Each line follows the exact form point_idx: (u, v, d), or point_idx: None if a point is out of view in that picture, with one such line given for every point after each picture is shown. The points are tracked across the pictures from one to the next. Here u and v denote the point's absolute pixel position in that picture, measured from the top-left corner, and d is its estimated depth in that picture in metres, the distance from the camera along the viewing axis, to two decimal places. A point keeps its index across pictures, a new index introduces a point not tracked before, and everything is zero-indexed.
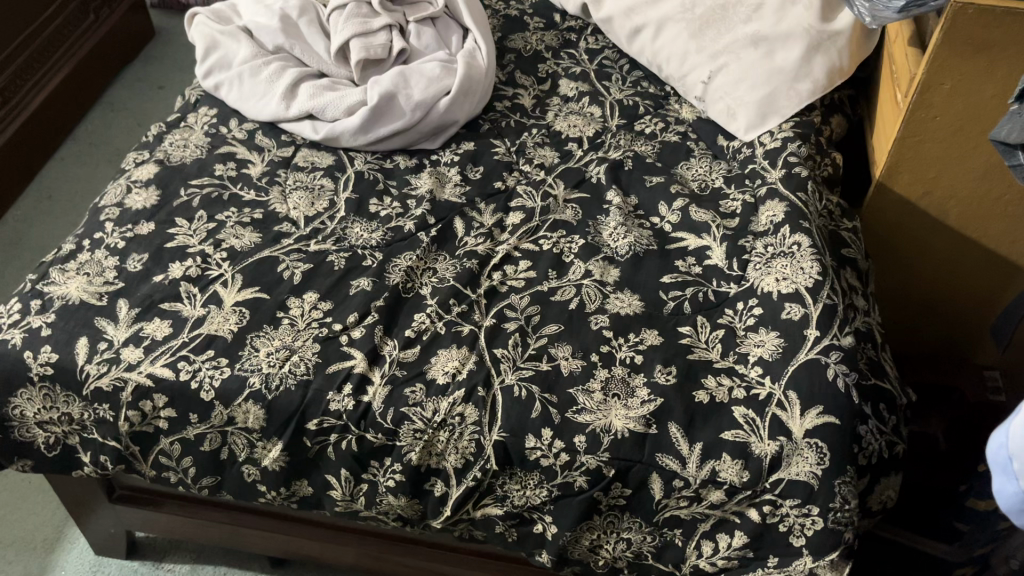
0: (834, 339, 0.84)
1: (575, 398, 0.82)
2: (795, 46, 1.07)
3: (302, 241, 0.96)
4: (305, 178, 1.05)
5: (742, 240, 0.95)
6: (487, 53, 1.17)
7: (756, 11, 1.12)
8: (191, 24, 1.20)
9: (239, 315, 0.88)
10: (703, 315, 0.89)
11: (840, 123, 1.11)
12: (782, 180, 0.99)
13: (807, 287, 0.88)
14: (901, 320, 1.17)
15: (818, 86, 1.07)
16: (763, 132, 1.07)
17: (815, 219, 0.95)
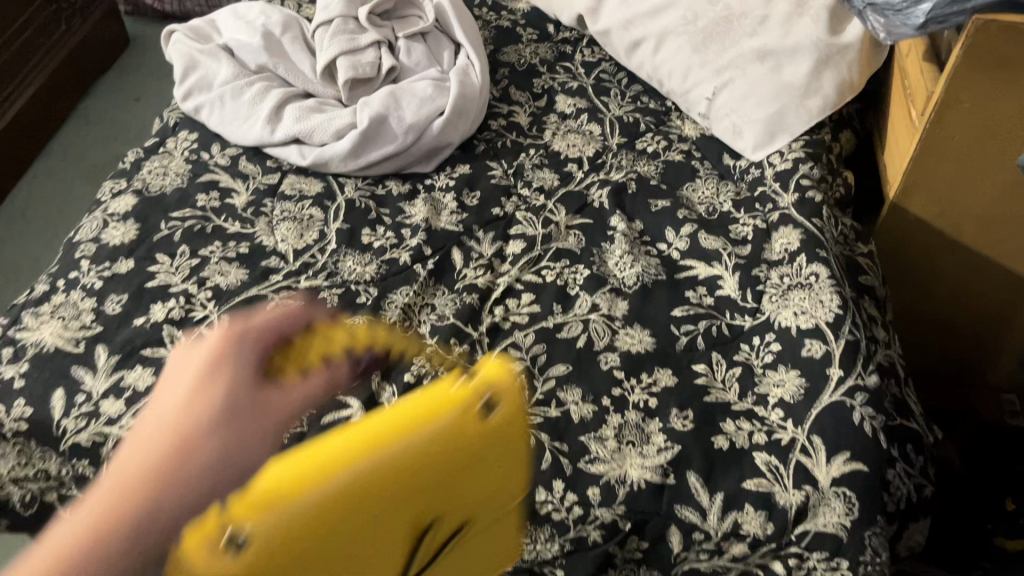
0: (859, 379, 0.79)
1: (587, 446, 0.77)
2: (804, 61, 1.02)
3: (291, 277, 0.91)
4: (293, 208, 0.99)
5: (756, 269, 0.90)
6: (481, 69, 1.12)
7: (762, 23, 1.07)
8: (168, 42, 1.14)
9: None
10: (718, 351, 0.84)
11: (849, 139, 1.07)
12: (796, 205, 0.94)
13: (827, 322, 0.83)
14: (915, 343, 1.12)
15: (828, 103, 1.02)
16: (771, 151, 1.02)
17: (832, 246, 0.90)
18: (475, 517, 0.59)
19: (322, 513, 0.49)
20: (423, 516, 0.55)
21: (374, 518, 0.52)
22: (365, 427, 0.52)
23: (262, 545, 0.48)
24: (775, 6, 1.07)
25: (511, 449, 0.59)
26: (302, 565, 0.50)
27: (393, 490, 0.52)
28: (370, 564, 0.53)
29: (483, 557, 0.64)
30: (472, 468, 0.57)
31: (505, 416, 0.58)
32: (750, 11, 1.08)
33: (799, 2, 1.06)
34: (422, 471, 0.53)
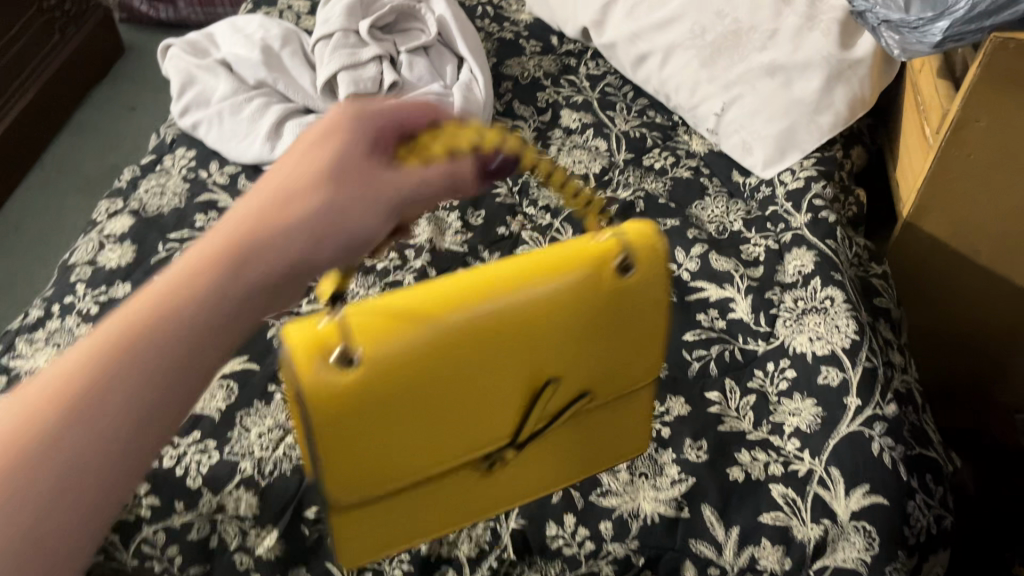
0: (877, 408, 0.77)
1: (599, 479, 0.75)
2: (814, 76, 1.00)
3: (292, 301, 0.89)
4: None
5: (769, 292, 0.88)
6: (485, 84, 1.10)
7: (772, 37, 1.04)
8: (165, 57, 1.12)
9: (226, 390, 0.81)
10: (731, 377, 0.82)
11: (860, 155, 1.05)
12: (808, 225, 0.92)
13: (844, 348, 0.81)
14: (926, 363, 1.10)
15: (840, 119, 1.00)
16: (782, 169, 1.00)
17: (846, 268, 0.88)
18: (600, 389, 0.59)
19: (449, 336, 0.51)
20: (546, 369, 0.55)
21: (490, 360, 0.52)
22: (510, 265, 0.54)
23: (383, 357, 0.49)
24: (784, 20, 1.05)
25: (646, 315, 0.58)
26: (421, 396, 0.51)
27: (514, 335, 0.53)
28: (491, 404, 0.54)
29: (603, 447, 0.63)
30: (602, 332, 0.56)
31: (648, 270, 0.57)
32: (759, 25, 1.05)
33: (809, 16, 1.03)
34: (558, 315, 0.54)
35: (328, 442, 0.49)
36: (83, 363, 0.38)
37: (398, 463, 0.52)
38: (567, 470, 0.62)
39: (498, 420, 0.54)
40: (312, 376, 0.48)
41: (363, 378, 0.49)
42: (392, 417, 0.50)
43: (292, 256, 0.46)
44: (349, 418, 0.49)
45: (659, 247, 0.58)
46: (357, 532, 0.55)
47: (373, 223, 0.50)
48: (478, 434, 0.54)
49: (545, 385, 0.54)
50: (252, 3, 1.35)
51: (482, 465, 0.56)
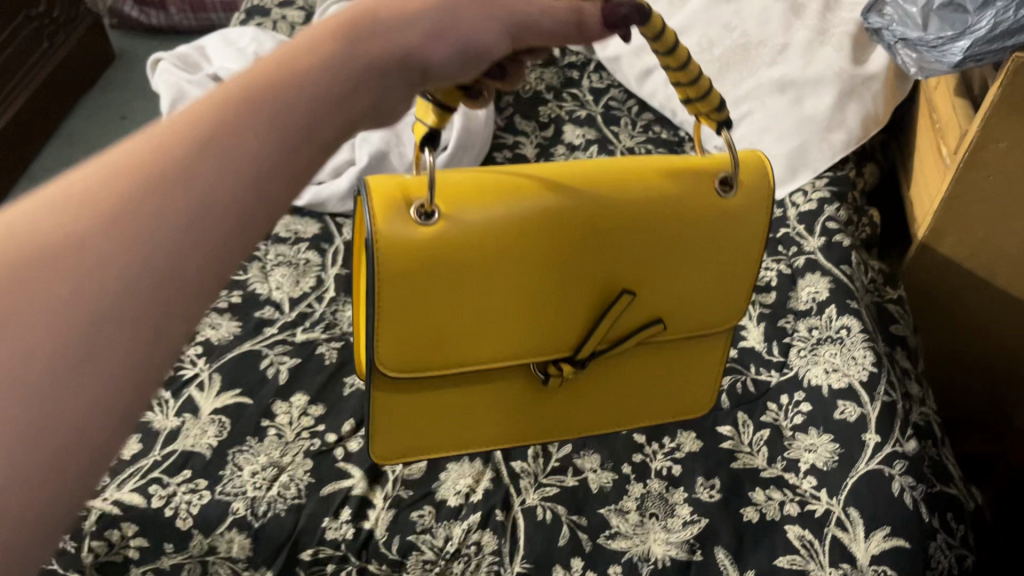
0: (897, 446, 0.73)
1: (608, 520, 0.71)
2: (826, 93, 0.98)
3: (288, 329, 0.86)
4: (288, 252, 0.93)
5: (782, 319, 0.85)
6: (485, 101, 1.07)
7: (781, 52, 1.02)
8: (155, 71, 1.09)
9: (218, 425, 0.77)
10: (744, 410, 0.79)
11: (873, 173, 1.02)
12: (822, 250, 0.88)
13: (861, 381, 0.77)
14: (937, 385, 1.07)
15: (853, 137, 0.96)
16: (793, 189, 0.96)
17: (862, 296, 0.85)
18: (669, 316, 0.67)
19: (533, 224, 0.59)
20: (618, 280, 0.63)
21: (565, 257, 0.60)
22: (599, 168, 0.62)
23: (464, 225, 0.57)
24: (795, 33, 1.02)
25: (726, 251, 0.66)
26: (492, 277, 0.59)
27: (592, 236, 0.61)
28: (560, 303, 0.62)
29: (664, 373, 0.72)
30: (677, 255, 0.64)
31: (741, 204, 0.65)
32: (769, 39, 1.03)
33: (820, 30, 1.01)
34: (636, 227, 0.62)
35: (398, 298, 0.57)
36: (176, 129, 0.32)
37: (463, 341, 0.60)
38: (624, 393, 0.71)
39: (564, 323, 0.63)
40: (392, 227, 0.55)
41: (439, 240, 0.56)
42: (460, 289, 0.58)
43: (401, 51, 0.39)
44: (421, 279, 0.57)
45: (763, 182, 0.66)
46: (409, 410, 0.65)
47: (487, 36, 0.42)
48: (543, 330, 0.62)
49: (619, 296, 0.62)
50: (244, 12, 1.31)
51: (541, 369, 0.65)
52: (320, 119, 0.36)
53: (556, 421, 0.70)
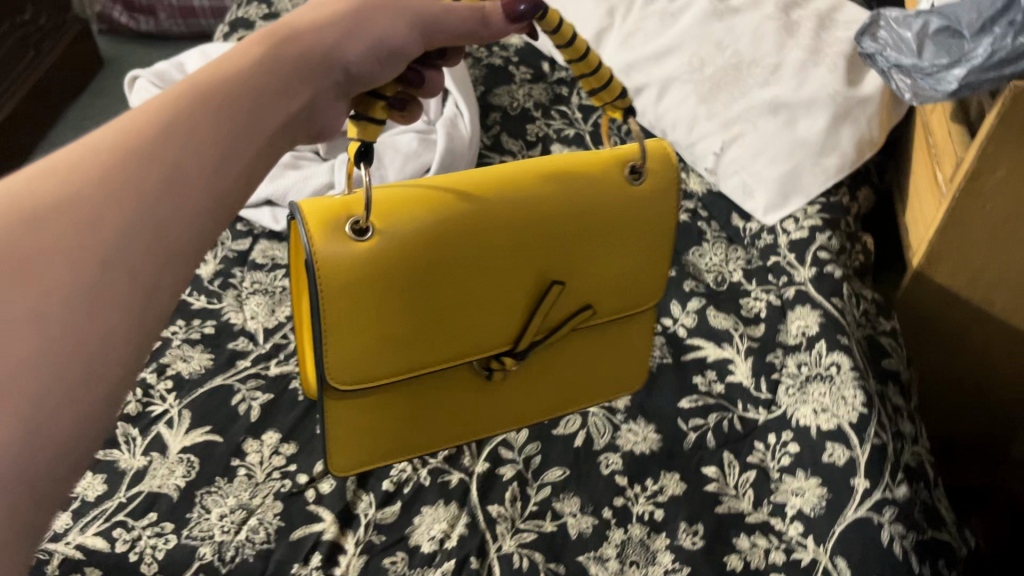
0: (887, 491, 0.70)
1: (587, 568, 0.68)
2: (819, 115, 0.95)
3: (261, 362, 0.83)
4: (264, 279, 0.91)
5: (770, 354, 0.82)
6: (470, 120, 1.04)
7: (774, 72, 0.99)
8: (131, 89, 1.06)
9: (186, 464, 0.75)
10: (730, 450, 0.77)
11: (867, 197, 0.99)
12: (813, 281, 0.85)
13: (851, 423, 0.74)
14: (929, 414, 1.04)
15: (846, 161, 0.94)
16: (784, 215, 0.94)
17: (854, 330, 0.81)
18: (599, 302, 0.71)
19: (461, 224, 0.62)
20: (547, 271, 0.66)
21: (497, 253, 0.63)
22: (514, 169, 0.65)
23: (397, 234, 0.60)
24: (787, 53, 0.99)
25: (645, 231, 0.70)
26: (428, 281, 0.62)
27: (519, 232, 0.64)
28: (496, 298, 0.65)
29: (598, 357, 0.75)
30: (600, 241, 0.68)
31: (651, 189, 0.69)
32: (762, 59, 1.00)
33: (813, 50, 0.99)
34: (560, 219, 0.65)
35: (342, 311, 0.60)
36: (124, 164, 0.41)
37: (406, 346, 0.63)
38: (565, 382, 0.74)
39: (499, 319, 0.66)
40: (327, 248, 0.58)
41: (373, 253, 0.59)
42: (401, 295, 0.61)
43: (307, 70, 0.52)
44: (362, 290, 0.59)
45: (666, 166, 0.70)
46: (368, 426, 0.66)
47: (401, 33, 0.55)
48: (483, 326, 0.65)
49: (551, 284, 0.65)
50: (228, 25, 1.29)
51: (485, 365, 0.68)
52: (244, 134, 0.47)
53: (506, 417, 0.73)
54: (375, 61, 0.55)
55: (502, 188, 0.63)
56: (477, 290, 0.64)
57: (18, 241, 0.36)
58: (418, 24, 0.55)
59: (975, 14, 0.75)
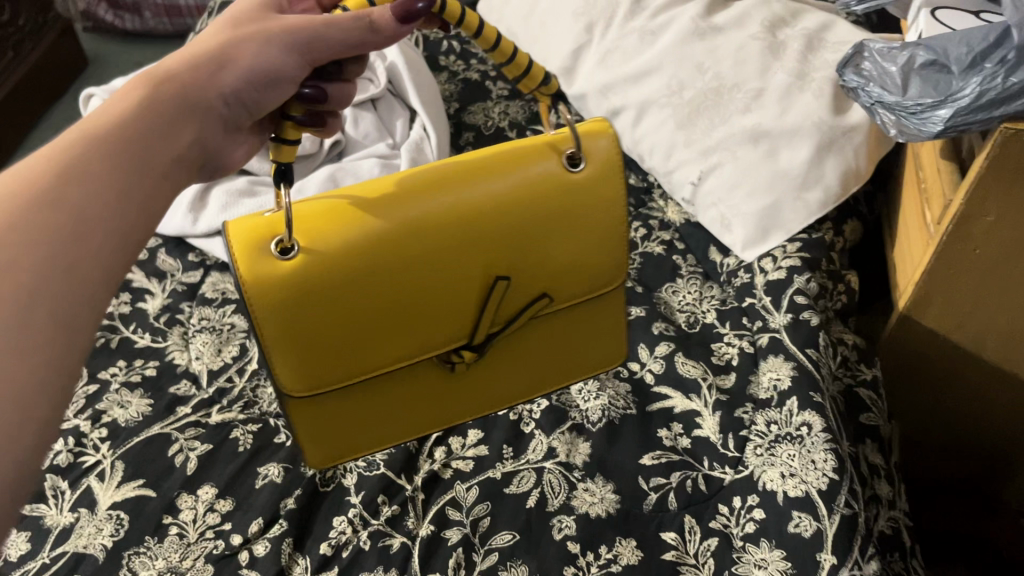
0: (856, 569, 0.65)
1: None
2: (802, 145, 0.89)
3: (202, 409, 0.79)
4: (212, 315, 0.87)
5: (739, 409, 0.77)
6: (437, 143, 0.99)
7: (757, 97, 0.93)
8: (86, 108, 1.02)
9: (115, 522, 0.71)
10: (692, 513, 0.71)
11: (854, 230, 0.93)
12: (788, 329, 0.80)
13: (820, 490, 0.69)
14: (910, 453, 0.99)
15: (830, 196, 0.88)
16: (764, 251, 0.88)
17: (829, 385, 0.76)
18: (557, 289, 0.69)
19: (392, 230, 0.61)
20: (494, 266, 0.65)
21: (437, 257, 0.63)
22: (444, 171, 0.64)
23: (327, 247, 0.60)
24: (772, 77, 0.94)
25: (594, 214, 0.68)
26: (361, 290, 0.61)
27: (457, 232, 0.63)
28: (446, 300, 0.64)
29: (568, 340, 0.74)
30: (549, 231, 0.67)
31: (591, 173, 0.67)
32: (744, 83, 0.94)
33: (799, 73, 0.93)
34: (499, 214, 0.64)
35: (282, 329, 0.60)
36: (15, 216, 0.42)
37: (352, 351, 0.63)
38: (538, 367, 0.73)
39: (449, 318, 0.65)
40: (252, 268, 0.59)
41: (299, 271, 0.59)
42: (338, 307, 0.61)
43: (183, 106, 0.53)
44: (300, 305, 0.60)
45: (605, 147, 0.68)
46: (330, 427, 0.67)
47: (272, 58, 0.55)
48: (435, 327, 0.65)
49: (497, 279, 0.64)
50: None
51: (446, 359, 0.68)
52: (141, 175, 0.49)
53: (475, 408, 0.72)
54: (254, 86, 0.56)
55: (428, 193, 0.63)
56: (418, 292, 0.63)
57: None
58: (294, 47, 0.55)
59: (965, 48, 0.70)
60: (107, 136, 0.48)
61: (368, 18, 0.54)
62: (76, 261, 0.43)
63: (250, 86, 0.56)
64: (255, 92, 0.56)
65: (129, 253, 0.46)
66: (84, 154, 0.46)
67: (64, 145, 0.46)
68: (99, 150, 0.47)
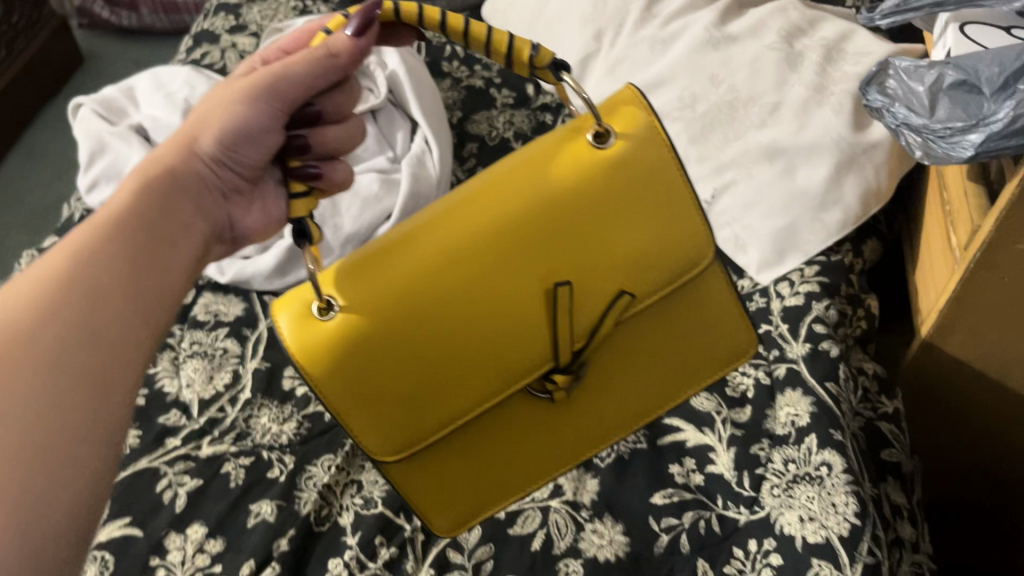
0: None
1: None
2: (821, 163, 0.86)
3: (192, 441, 0.76)
4: (204, 339, 0.84)
5: (756, 445, 0.73)
6: (440, 156, 0.95)
7: (773, 112, 0.89)
8: (75, 118, 0.99)
9: (99, 564, 0.68)
10: (705, 556, 0.67)
11: (874, 250, 0.90)
12: (807, 360, 0.76)
13: (841, 536, 0.65)
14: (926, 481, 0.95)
15: (849, 217, 0.85)
16: (780, 275, 0.85)
17: (850, 422, 0.72)
18: (637, 284, 0.62)
19: (428, 265, 0.60)
20: (551, 275, 0.60)
21: (485, 282, 0.59)
22: (467, 197, 0.62)
23: (364, 296, 0.59)
24: (789, 91, 0.90)
25: (647, 193, 0.61)
26: (411, 331, 0.59)
27: (494, 249, 0.60)
28: (506, 326, 0.60)
29: (679, 341, 0.66)
30: (601, 223, 0.61)
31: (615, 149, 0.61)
32: (760, 97, 0.90)
33: (818, 87, 0.89)
34: (541, 222, 0.60)
35: (352, 394, 0.59)
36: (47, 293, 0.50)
37: (425, 395, 0.60)
38: (645, 374, 0.66)
39: (515, 341, 0.60)
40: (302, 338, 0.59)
41: (340, 329, 0.59)
42: (394, 353, 0.59)
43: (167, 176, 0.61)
44: (360, 360, 0.59)
45: (626, 118, 0.62)
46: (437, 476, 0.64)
47: (242, 111, 0.61)
48: (507, 355, 0.61)
49: (555, 286, 0.59)
50: (192, 37, 1.21)
51: (541, 388, 0.63)
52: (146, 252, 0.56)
53: (594, 435, 0.67)
54: (235, 139, 0.62)
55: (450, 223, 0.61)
56: (476, 318, 0.59)
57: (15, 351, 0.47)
58: (254, 93, 0.60)
59: (997, 68, 0.66)
60: (112, 227, 0.56)
61: (325, 44, 0.58)
62: (97, 331, 0.50)
63: (230, 145, 0.62)
64: (237, 148, 0.63)
65: (152, 320, 0.54)
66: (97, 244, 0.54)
67: (75, 241, 0.54)
68: (114, 234, 0.55)
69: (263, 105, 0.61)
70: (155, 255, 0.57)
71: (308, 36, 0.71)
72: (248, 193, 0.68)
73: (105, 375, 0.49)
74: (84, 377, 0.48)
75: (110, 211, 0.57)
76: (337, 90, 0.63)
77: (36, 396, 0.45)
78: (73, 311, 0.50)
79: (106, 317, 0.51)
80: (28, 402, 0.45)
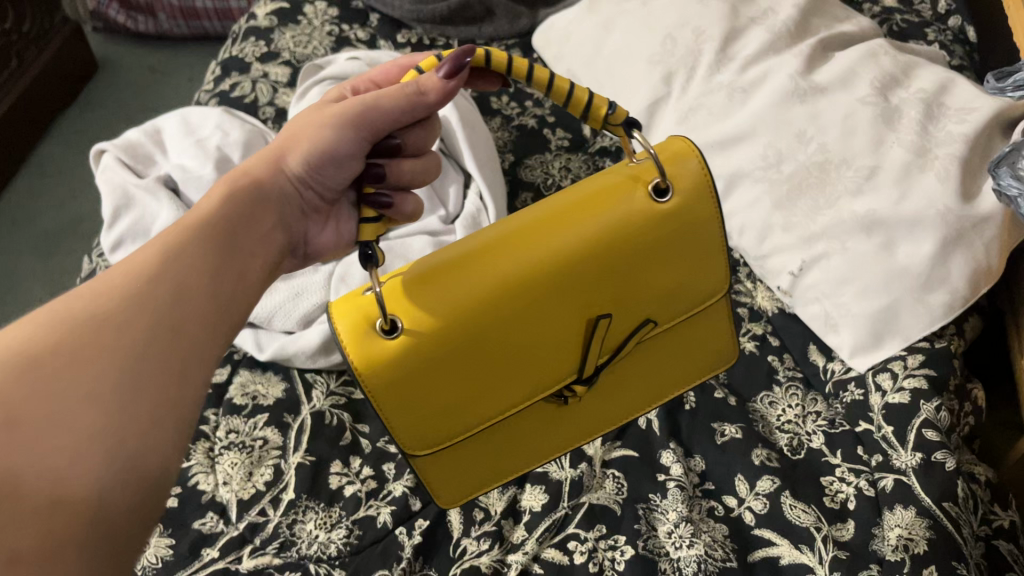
0: None
1: None
2: (924, 238, 0.76)
3: (231, 553, 0.68)
4: (242, 426, 0.76)
5: (864, 570, 0.65)
6: (496, 214, 0.87)
7: (869, 177, 0.80)
8: (98, 165, 0.91)
9: None
10: None
11: (975, 328, 0.81)
12: (920, 473, 0.69)
13: None
14: None
15: (957, 300, 0.75)
16: (879, 359, 0.76)
17: (970, 551, 0.66)
18: (664, 313, 0.61)
19: (482, 289, 0.55)
20: (595, 304, 0.58)
21: (533, 305, 0.56)
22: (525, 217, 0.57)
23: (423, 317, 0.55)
24: (886, 153, 0.81)
25: (695, 238, 0.59)
26: (459, 350, 0.56)
27: (549, 279, 0.56)
28: (543, 345, 0.57)
29: (689, 360, 0.65)
30: (648, 260, 0.58)
31: (679, 201, 0.57)
32: (854, 158, 0.82)
33: (920, 148, 0.80)
34: (596, 253, 0.56)
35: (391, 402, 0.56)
36: (129, 277, 0.48)
37: (457, 406, 0.57)
38: (654, 385, 0.65)
39: (549, 361, 0.58)
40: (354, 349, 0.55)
41: (390, 347, 0.55)
42: (438, 371, 0.56)
43: (255, 183, 0.60)
44: (400, 373, 0.55)
45: (690, 169, 0.58)
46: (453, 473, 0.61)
47: (329, 139, 0.59)
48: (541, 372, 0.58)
49: (598, 317, 0.57)
50: (220, 65, 1.12)
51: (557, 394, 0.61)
52: (228, 259, 0.54)
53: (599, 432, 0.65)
54: (316, 164, 0.60)
55: (507, 248, 0.56)
56: (517, 340, 0.57)
57: (91, 332, 0.44)
58: (340, 123, 0.58)
59: None
60: (197, 230, 0.54)
61: (415, 81, 0.56)
62: (176, 327, 0.47)
63: (314, 167, 0.60)
64: (321, 171, 0.61)
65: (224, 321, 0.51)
66: (183, 241, 0.52)
67: (163, 237, 0.52)
68: (198, 237, 0.53)
69: (350, 135, 0.59)
70: (233, 258, 0.55)
71: (399, 71, 0.70)
72: (324, 210, 0.66)
73: (181, 368, 0.46)
74: (159, 367, 0.45)
75: (197, 216, 0.55)
76: (420, 124, 0.63)
77: (120, 385, 0.42)
78: (157, 308, 0.47)
79: (190, 315, 0.48)
80: (112, 390, 0.42)
